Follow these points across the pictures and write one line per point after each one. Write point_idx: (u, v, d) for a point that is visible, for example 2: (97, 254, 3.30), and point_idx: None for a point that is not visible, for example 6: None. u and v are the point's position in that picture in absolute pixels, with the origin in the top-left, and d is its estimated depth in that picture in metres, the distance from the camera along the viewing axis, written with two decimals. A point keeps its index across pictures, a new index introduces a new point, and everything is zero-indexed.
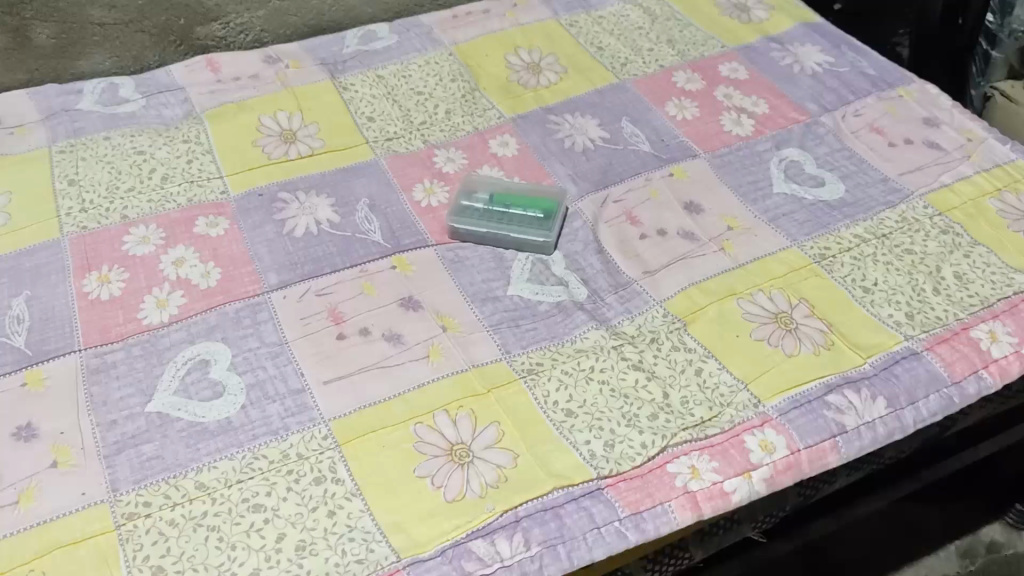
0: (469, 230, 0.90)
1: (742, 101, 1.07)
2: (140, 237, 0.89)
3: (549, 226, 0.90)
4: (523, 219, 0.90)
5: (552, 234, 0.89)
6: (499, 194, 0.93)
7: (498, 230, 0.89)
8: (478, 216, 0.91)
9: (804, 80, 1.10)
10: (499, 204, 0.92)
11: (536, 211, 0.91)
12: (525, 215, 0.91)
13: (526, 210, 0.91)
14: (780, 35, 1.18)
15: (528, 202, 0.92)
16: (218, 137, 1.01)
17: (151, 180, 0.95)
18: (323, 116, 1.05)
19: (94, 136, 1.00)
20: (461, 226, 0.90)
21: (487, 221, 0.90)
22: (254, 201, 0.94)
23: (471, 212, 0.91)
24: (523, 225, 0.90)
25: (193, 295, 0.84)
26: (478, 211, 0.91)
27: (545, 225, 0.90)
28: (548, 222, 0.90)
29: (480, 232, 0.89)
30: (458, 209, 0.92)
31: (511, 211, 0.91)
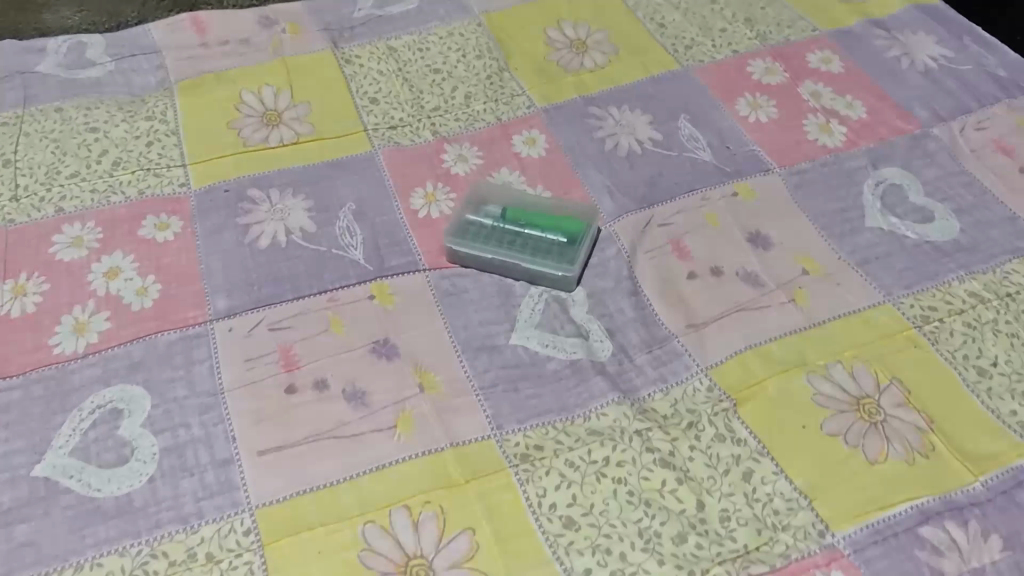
0: (471, 255, 0.71)
1: (833, 101, 0.86)
2: (72, 237, 0.73)
3: (573, 257, 0.71)
4: (540, 245, 0.71)
5: (575, 267, 0.70)
6: (514, 208, 0.74)
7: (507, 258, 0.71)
8: (483, 236, 0.72)
9: (913, 77, 0.88)
10: (513, 221, 0.73)
11: (558, 234, 0.72)
12: (544, 238, 0.72)
13: (545, 232, 0.72)
14: (886, 19, 0.96)
15: (548, 221, 0.73)
16: (188, 114, 0.84)
17: (100, 166, 0.79)
18: (316, 94, 0.87)
19: (45, 106, 0.84)
20: (461, 248, 0.72)
21: (494, 244, 0.72)
22: (216, 199, 0.77)
23: (476, 230, 0.73)
24: (540, 253, 0.71)
25: (121, 319, 0.67)
26: (485, 229, 0.73)
27: (567, 254, 0.71)
28: (571, 251, 0.71)
29: (484, 258, 0.71)
30: (460, 224, 0.74)
31: (526, 232, 0.72)
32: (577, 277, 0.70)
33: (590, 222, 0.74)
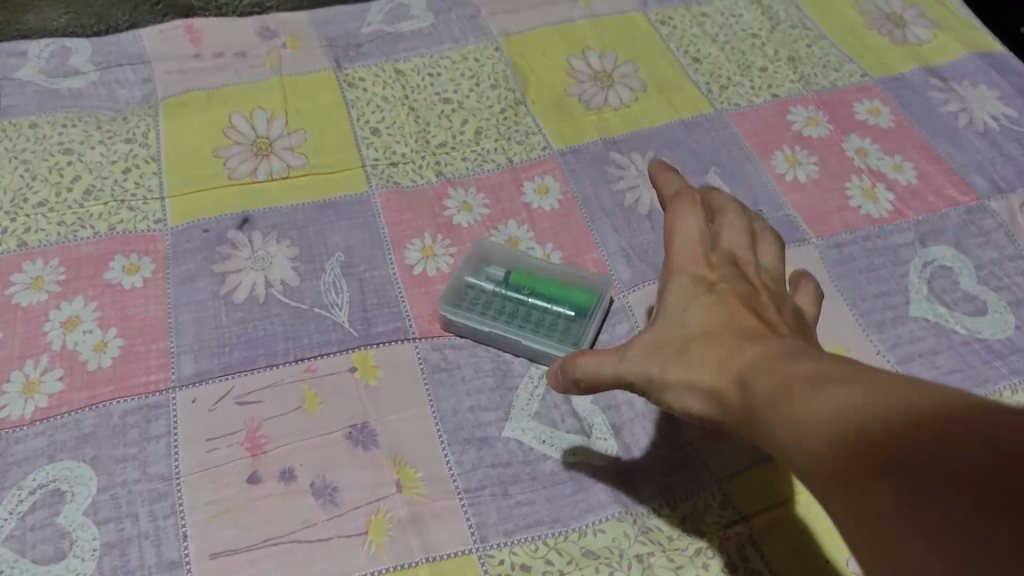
0: (467, 323, 0.65)
1: (880, 161, 0.78)
2: (32, 278, 0.67)
3: (581, 335, 0.64)
4: (545, 318, 0.65)
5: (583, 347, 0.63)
6: (519, 273, 0.67)
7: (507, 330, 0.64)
8: (483, 304, 0.66)
9: (970, 139, 0.80)
10: (518, 288, 0.66)
11: (567, 307, 0.65)
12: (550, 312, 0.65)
13: (552, 304, 0.65)
14: (944, 66, 0.87)
15: (556, 291, 0.66)
16: (172, 138, 0.77)
17: (71, 194, 0.72)
18: (313, 121, 0.80)
19: (18, 119, 0.77)
20: (457, 315, 0.65)
21: (494, 315, 0.65)
22: (194, 240, 0.70)
23: (475, 296, 0.66)
24: (544, 328, 0.64)
25: (75, 379, 0.61)
26: (485, 296, 0.66)
27: (574, 332, 0.64)
28: (580, 329, 0.64)
29: (481, 329, 0.64)
30: (458, 286, 0.67)
31: (530, 302, 0.65)
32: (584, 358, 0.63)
33: (603, 296, 0.67)
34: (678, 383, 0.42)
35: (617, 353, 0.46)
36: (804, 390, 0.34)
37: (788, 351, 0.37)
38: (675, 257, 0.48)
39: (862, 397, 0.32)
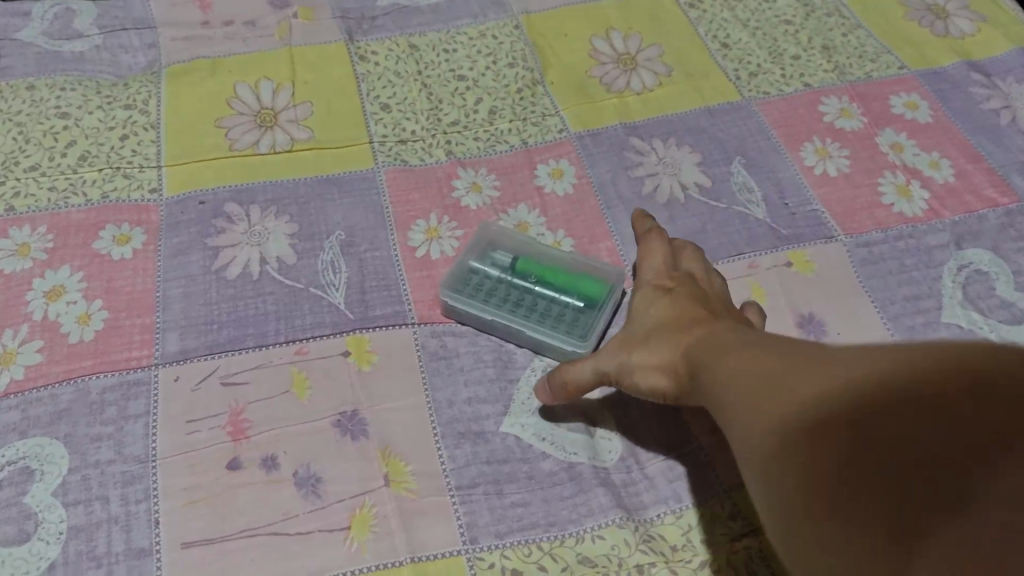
0: (468, 311, 0.61)
1: (916, 158, 0.74)
2: (18, 244, 0.64)
3: (591, 328, 0.60)
4: (552, 309, 0.61)
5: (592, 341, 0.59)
6: (527, 260, 0.63)
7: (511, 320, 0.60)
8: (486, 292, 0.62)
9: (1014, 138, 0.76)
10: (524, 276, 0.63)
11: (576, 298, 0.61)
12: (559, 303, 0.61)
13: (561, 295, 0.62)
14: (988, 61, 0.83)
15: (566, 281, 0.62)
16: (173, 106, 0.74)
17: (64, 160, 0.69)
18: (321, 94, 0.76)
19: (16, 81, 0.75)
20: (457, 302, 0.61)
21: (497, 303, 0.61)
22: (188, 212, 0.67)
23: (479, 282, 0.63)
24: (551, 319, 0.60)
25: (54, 352, 0.58)
26: (489, 283, 0.63)
27: (584, 324, 0.60)
28: (590, 320, 0.61)
29: (484, 317, 0.61)
30: (461, 271, 0.63)
31: (538, 291, 0.62)
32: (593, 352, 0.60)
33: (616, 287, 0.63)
34: (642, 369, 0.48)
35: (603, 353, 0.51)
36: (771, 386, 0.37)
37: (752, 345, 0.42)
38: (644, 268, 0.58)
39: (825, 378, 0.35)
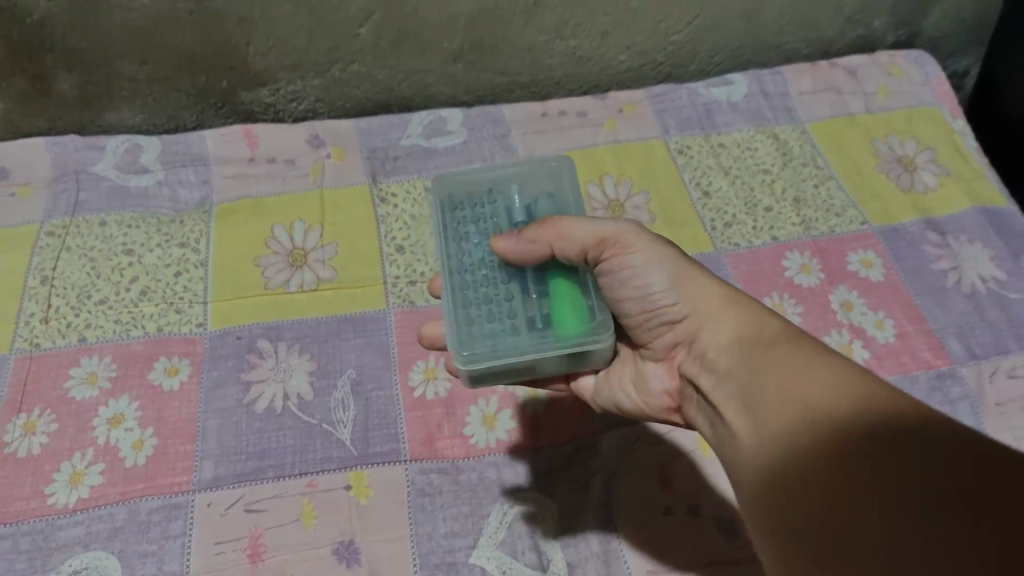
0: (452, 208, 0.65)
1: (863, 317, 0.83)
2: (86, 373, 0.77)
3: (511, 338, 0.57)
4: (510, 288, 0.60)
5: (497, 348, 0.57)
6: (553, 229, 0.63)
7: (475, 251, 0.62)
8: (493, 216, 0.65)
9: (957, 301, 0.85)
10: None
11: (541, 303, 0.59)
12: (525, 291, 0.60)
13: (537, 284, 0.60)
14: (944, 219, 0.91)
15: (563, 277, 0.60)
16: (220, 245, 0.87)
17: (128, 294, 0.83)
18: (346, 235, 0.88)
19: (90, 217, 0.88)
20: (465, 201, 0.66)
21: (486, 228, 0.64)
22: (227, 345, 0.80)
23: (495, 207, 0.65)
24: (506, 293, 0.60)
25: (113, 474, 0.72)
26: (499, 212, 0.65)
27: (521, 326, 0.58)
28: (518, 331, 0.57)
29: (461, 219, 0.64)
30: (495, 189, 0.67)
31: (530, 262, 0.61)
32: (484, 353, 0.57)
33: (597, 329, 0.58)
34: (667, 287, 0.59)
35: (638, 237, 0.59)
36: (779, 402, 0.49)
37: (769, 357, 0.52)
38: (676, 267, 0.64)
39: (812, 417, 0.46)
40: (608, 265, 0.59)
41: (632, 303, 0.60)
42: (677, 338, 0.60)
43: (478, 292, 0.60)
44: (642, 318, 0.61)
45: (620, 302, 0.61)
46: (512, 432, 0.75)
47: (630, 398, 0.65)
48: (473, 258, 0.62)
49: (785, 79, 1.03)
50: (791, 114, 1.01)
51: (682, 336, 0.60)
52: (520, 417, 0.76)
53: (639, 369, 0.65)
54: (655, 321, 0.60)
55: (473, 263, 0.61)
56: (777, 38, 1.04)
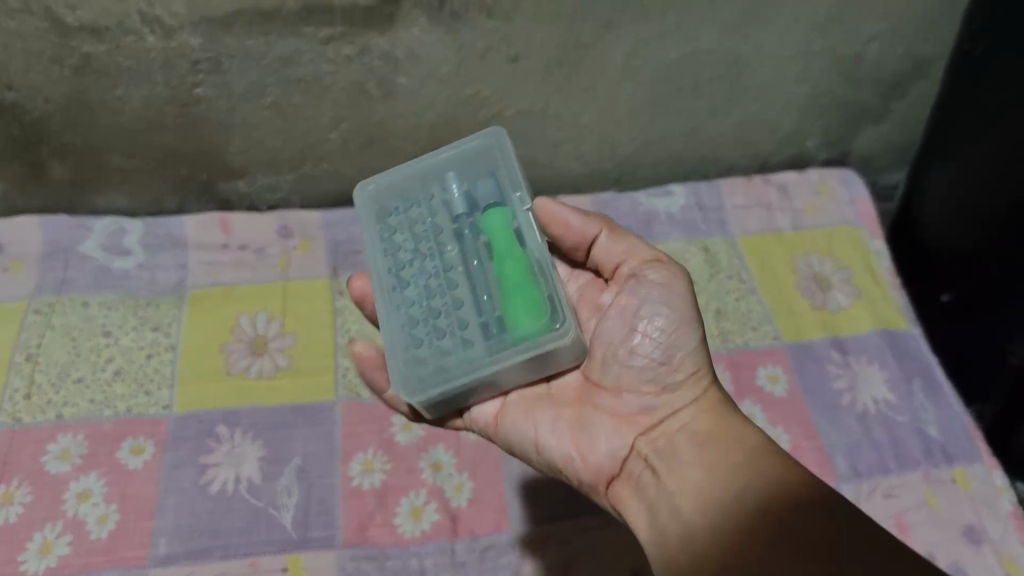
0: (386, 224, 0.70)
1: (762, 430, 0.93)
2: (61, 449, 0.87)
3: (460, 360, 0.60)
4: (457, 303, 0.63)
5: (446, 373, 0.60)
6: (501, 216, 0.65)
7: (418, 267, 0.66)
8: (433, 219, 0.69)
9: (848, 420, 0.94)
10: (483, 237, 0.65)
11: (492, 313, 0.61)
12: (471, 302, 0.63)
13: (487, 292, 0.62)
14: (848, 339, 1.01)
15: (515, 276, 0.61)
16: (190, 330, 0.96)
17: (103, 373, 0.93)
18: (304, 326, 0.98)
19: (75, 297, 0.98)
20: (401, 213, 0.70)
21: (424, 234, 0.68)
22: (189, 428, 0.89)
23: (434, 210, 0.69)
24: (454, 309, 0.63)
25: (78, 546, 0.81)
26: (442, 216, 0.68)
27: (471, 344, 0.61)
28: (470, 352, 0.60)
29: (399, 236, 0.69)
30: (432, 192, 0.71)
31: (478, 266, 0.64)
32: (433, 382, 0.60)
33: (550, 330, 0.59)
34: (690, 349, 0.65)
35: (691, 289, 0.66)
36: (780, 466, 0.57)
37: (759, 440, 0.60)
38: None
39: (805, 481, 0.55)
40: (652, 284, 0.66)
41: (648, 345, 0.65)
42: (660, 407, 0.65)
43: (422, 313, 0.64)
44: (641, 368, 0.65)
45: (631, 336, 0.66)
46: (436, 523, 0.84)
47: (562, 442, 0.65)
48: (413, 278, 0.66)
49: (720, 192, 1.13)
50: (724, 227, 1.11)
51: (668, 409, 0.65)
52: (444, 510, 0.85)
53: (588, 422, 0.66)
54: (653, 378, 0.65)
55: (413, 283, 0.65)
56: (717, 152, 1.13)
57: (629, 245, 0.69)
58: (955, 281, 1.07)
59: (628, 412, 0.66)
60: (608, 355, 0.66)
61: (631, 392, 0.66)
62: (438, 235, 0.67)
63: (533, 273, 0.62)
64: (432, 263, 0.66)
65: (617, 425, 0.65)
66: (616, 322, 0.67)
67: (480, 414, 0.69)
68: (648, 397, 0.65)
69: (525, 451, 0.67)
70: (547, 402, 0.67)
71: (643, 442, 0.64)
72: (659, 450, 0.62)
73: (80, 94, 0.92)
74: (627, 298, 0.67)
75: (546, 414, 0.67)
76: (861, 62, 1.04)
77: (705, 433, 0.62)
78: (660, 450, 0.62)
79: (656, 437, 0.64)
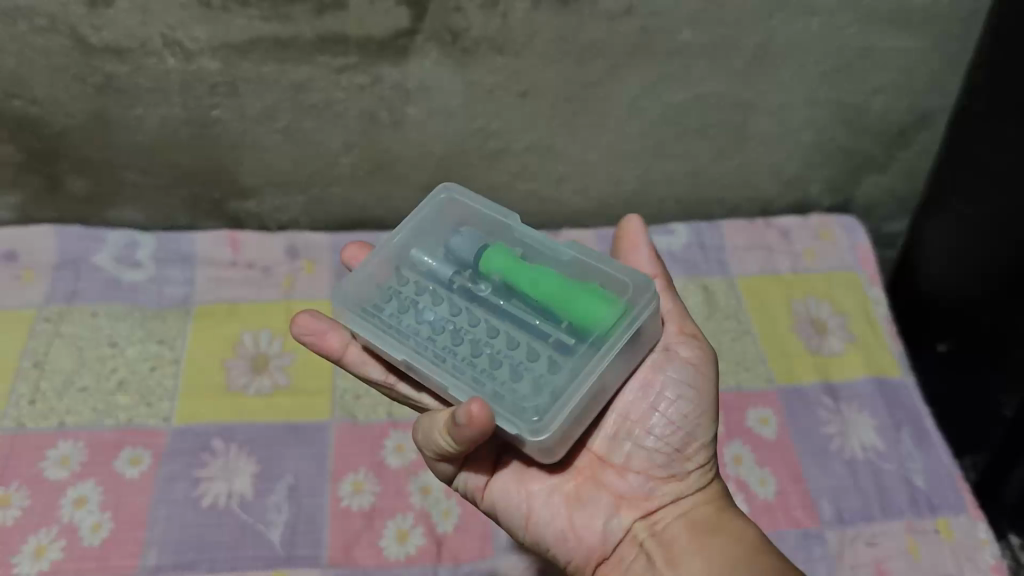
0: (373, 313, 0.64)
1: (750, 471, 0.94)
2: (61, 456, 0.89)
3: (568, 376, 0.60)
4: (515, 342, 0.63)
5: (563, 394, 0.59)
6: (502, 249, 0.66)
7: (448, 330, 0.63)
8: (428, 288, 0.66)
9: (836, 465, 0.95)
10: (496, 278, 0.65)
11: (564, 328, 0.63)
12: (529, 334, 0.63)
13: (545, 314, 0.64)
14: (841, 385, 1.02)
15: (563, 285, 0.63)
16: (193, 345, 0.99)
17: (107, 383, 0.95)
18: (305, 346, 1.00)
19: (84, 307, 1.01)
20: (379, 298, 0.65)
21: (428, 300, 0.65)
22: (185, 441, 0.91)
23: (419, 283, 0.67)
24: (517, 349, 0.62)
25: (71, 551, 0.83)
26: (431, 283, 0.67)
27: (565, 364, 0.61)
28: (569, 368, 0.60)
29: (398, 318, 0.64)
30: (401, 269, 0.68)
31: (507, 306, 0.65)
32: (553, 407, 0.58)
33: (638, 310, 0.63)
34: (704, 441, 0.67)
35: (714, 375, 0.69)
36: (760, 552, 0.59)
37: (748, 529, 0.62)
38: None
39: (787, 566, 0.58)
40: (682, 360, 0.68)
41: (666, 431, 0.66)
42: (663, 491, 0.66)
43: (482, 366, 0.61)
44: (655, 451, 0.66)
45: (652, 417, 0.67)
46: (421, 547, 0.86)
47: (558, 517, 0.65)
48: (452, 335, 0.63)
49: (721, 232, 1.15)
50: (723, 267, 1.13)
51: (671, 495, 0.66)
52: (429, 535, 0.87)
53: (587, 498, 0.65)
54: (663, 462, 0.66)
55: (456, 340, 0.63)
56: (720, 193, 1.15)
57: (678, 317, 0.72)
58: (950, 331, 1.09)
59: (629, 493, 0.66)
60: (623, 432, 0.67)
61: (637, 473, 0.66)
62: (441, 299, 0.65)
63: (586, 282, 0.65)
64: (459, 319, 0.64)
65: (617, 504, 0.66)
66: (638, 398, 0.67)
67: (469, 474, 0.67)
68: (654, 479, 0.66)
69: (510, 521, 0.66)
70: (543, 471, 0.66)
71: (642, 526, 0.65)
72: (659, 539, 0.64)
73: (100, 112, 0.95)
74: (655, 373, 0.68)
75: (543, 486, 0.66)
76: (866, 112, 1.05)
77: (703, 525, 0.64)
78: (660, 539, 0.64)
79: (656, 522, 0.65)
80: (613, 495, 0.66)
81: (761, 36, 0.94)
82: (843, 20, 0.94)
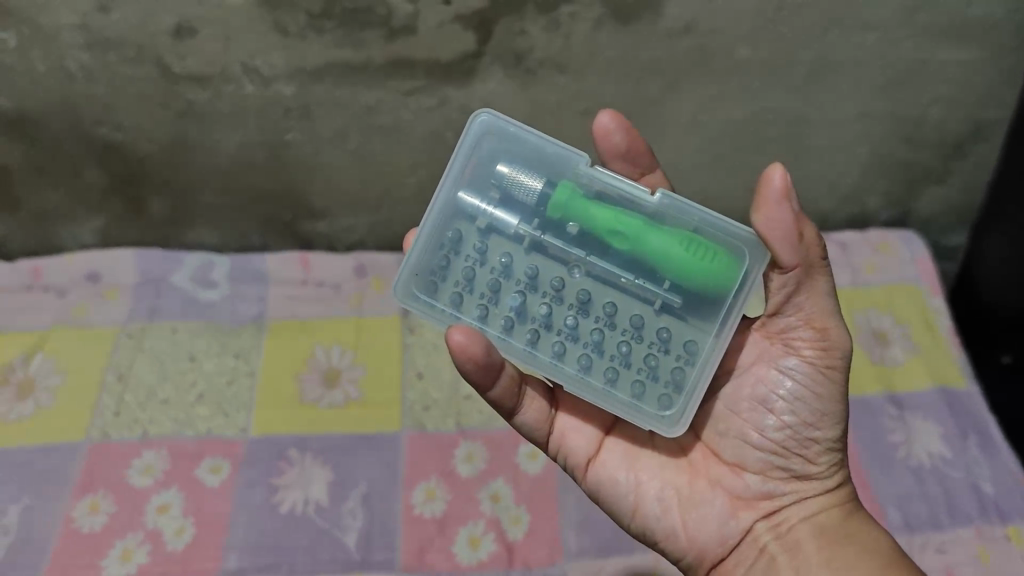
0: (439, 306, 0.64)
1: None
2: (145, 465, 0.93)
3: (688, 351, 0.63)
4: (614, 310, 0.64)
5: (686, 375, 0.63)
6: (577, 198, 0.63)
7: (538, 310, 0.64)
8: (496, 258, 0.64)
9: (903, 475, 0.95)
10: (575, 228, 0.63)
11: (669, 289, 0.63)
12: (628, 296, 0.64)
13: (643, 272, 0.63)
14: (904, 396, 1.02)
15: (666, 250, 0.61)
16: (267, 360, 1.02)
17: (186, 396, 0.99)
18: (374, 361, 1.02)
19: (164, 325, 1.05)
20: (441, 283, 0.64)
21: (501, 275, 0.64)
22: (262, 451, 0.94)
23: (482, 244, 0.64)
24: (615, 318, 0.64)
25: (155, 556, 0.87)
26: (495, 242, 0.64)
27: (682, 338, 0.63)
28: (687, 339, 0.63)
29: (471, 308, 0.64)
30: (454, 229, 0.64)
31: (591, 262, 0.64)
32: (677, 394, 0.63)
33: (750, 264, 0.61)
34: (827, 444, 0.66)
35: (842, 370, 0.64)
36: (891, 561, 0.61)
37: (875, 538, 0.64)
38: None
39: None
40: (799, 359, 0.64)
41: (780, 433, 0.65)
42: (785, 491, 0.66)
43: (585, 348, 0.63)
44: (770, 453, 0.66)
45: (766, 418, 0.65)
46: (493, 553, 0.87)
47: (669, 513, 0.66)
48: (545, 315, 0.63)
49: None
50: None
51: (795, 496, 0.66)
52: (501, 540, 0.88)
53: (699, 499, 0.66)
54: (783, 464, 0.66)
55: (551, 316, 0.64)
56: None
57: (811, 307, 0.62)
58: None
59: (746, 493, 0.66)
60: (734, 431, 0.67)
61: (754, 474, 0.66)
62: (511, 266, 0.64)
63: (682, 226, 0.63)
64: (542, 286, 0.64)
65: (734, 505, 0.66)
66: (750, 395, 0.66)
67: (571, 455, 0.69)
68: (772, 480, 0.66)
69: (615, 506, 0.68)
70: (648, 461, 0.68)
71: (764, 528, 0.66)
72: (783, 542, 0.65)
73: (181, 137, 1.00)
74: (769, 369, 0.65)
75: (654, 477, 0.67)
76: (923, 125, 1.06)
77: (833, 532, 0.65)
78: (784, 543, 0.65)
79: (779, 524, 0.66)
80: (729, 496, 0.67)
81: (817, 52, 0.96)
82: (898, 35, 0.95)
